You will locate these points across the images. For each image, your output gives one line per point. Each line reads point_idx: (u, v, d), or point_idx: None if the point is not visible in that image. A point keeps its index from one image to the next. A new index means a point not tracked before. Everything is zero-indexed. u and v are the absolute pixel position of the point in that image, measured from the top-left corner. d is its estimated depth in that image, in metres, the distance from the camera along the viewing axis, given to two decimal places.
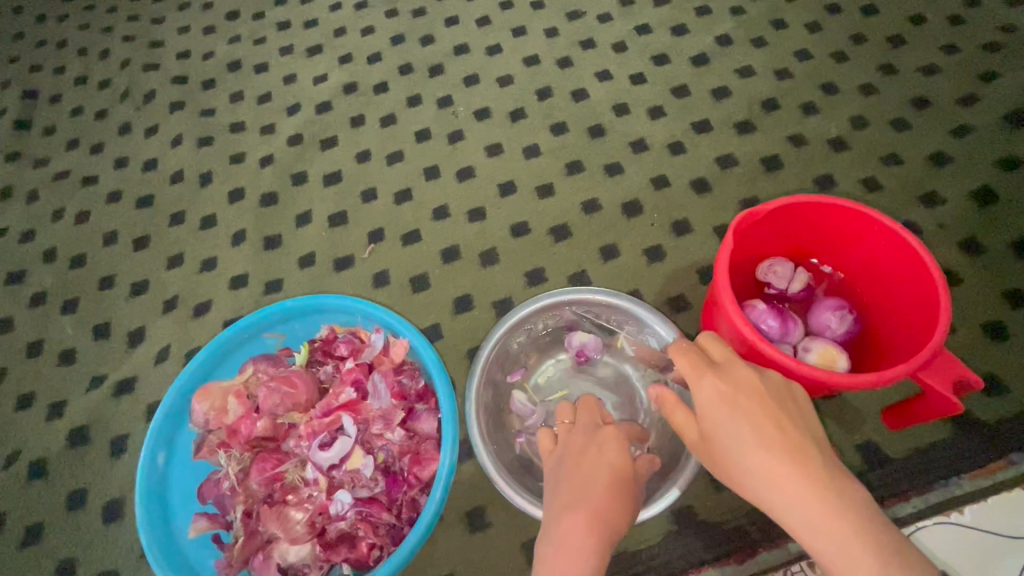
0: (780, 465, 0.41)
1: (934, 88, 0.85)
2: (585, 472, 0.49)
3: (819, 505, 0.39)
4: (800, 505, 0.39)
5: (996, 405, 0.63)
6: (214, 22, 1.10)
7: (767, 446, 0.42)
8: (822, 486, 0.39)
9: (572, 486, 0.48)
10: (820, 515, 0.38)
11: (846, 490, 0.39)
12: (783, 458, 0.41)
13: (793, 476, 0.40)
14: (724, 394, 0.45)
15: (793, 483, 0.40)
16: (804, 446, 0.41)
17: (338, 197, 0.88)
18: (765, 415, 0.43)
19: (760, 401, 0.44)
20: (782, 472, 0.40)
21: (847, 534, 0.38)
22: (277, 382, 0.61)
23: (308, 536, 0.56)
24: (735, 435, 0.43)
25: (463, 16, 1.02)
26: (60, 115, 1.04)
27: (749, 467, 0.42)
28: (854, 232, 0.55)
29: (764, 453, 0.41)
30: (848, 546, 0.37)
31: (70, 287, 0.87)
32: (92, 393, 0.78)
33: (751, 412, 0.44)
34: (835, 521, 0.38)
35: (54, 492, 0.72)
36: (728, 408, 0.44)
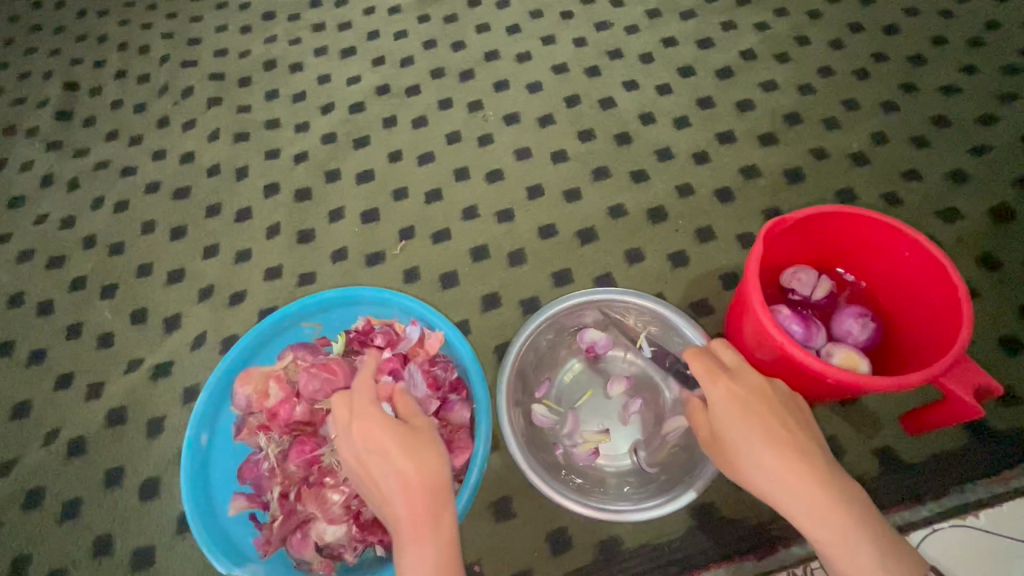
0: (790, 465, 0.45)
1: (953, 107, 0.87)
2: (388, 477, 0.47)
3: (822, 496, 0.44)
4: (807, 500, 0.44)
5: (1011, 415, 0.65)
6: (251, 22, 1.14)
7: (776, 445, 0.46)
8: (827, 484, 0.44)
9: (388, 488, 0.47)
10: (825, 507, 0.43)
11: (846, 487, 0.44)
12: (793, 458, 0.45)
13: (802, 475, 0.45)
14: (736, 394, 0.49)
15: (801, 481, 0.44)
16: (809, 447, 0.46)
17: (371, 194, 0.91)
18: (775, 417, 0.48)
19: (770, 403, 0.49)
20: (793, 470, 0.45)
21: (847, 523, 0.43)
22: (318, 368, 0.63)
23: (344, 517, 0.58)
24: (748, 436, 0.47)
25: (494, 23, 1.05)
26: (100, 107, 1.07)
27: (762, 464, 0.46)
28: (879, 242, 0.57)
29: (777, 453, 0.46)
30: (848, 534, 0.43)
31: (109, 273, 0.90)
32: (130, 376, 0.81)
33: (763, 415, 0.48)
34: (838, 512, 0.43)
35: (92, 469, 0.75)
36: (739, 409, 0.49)
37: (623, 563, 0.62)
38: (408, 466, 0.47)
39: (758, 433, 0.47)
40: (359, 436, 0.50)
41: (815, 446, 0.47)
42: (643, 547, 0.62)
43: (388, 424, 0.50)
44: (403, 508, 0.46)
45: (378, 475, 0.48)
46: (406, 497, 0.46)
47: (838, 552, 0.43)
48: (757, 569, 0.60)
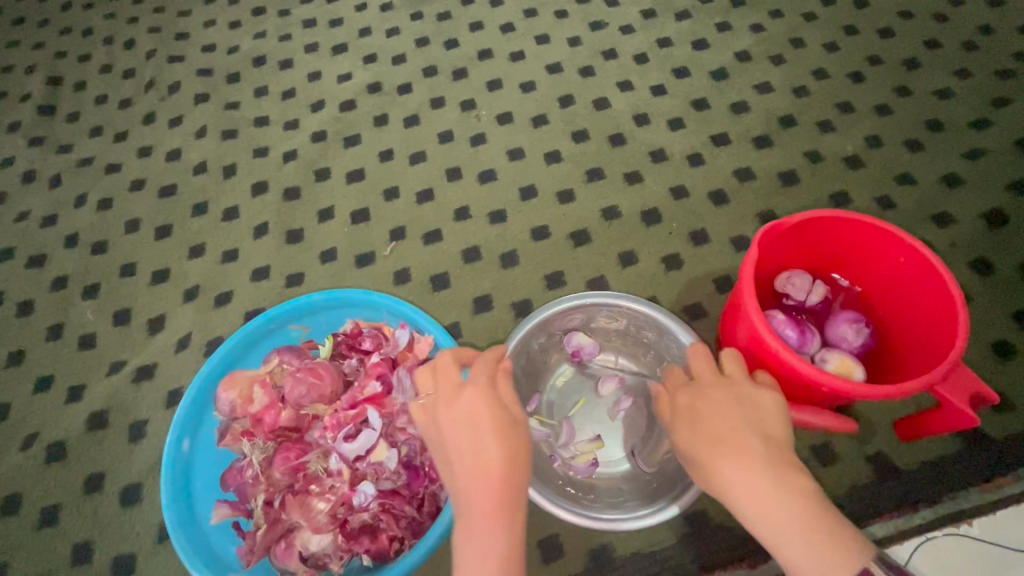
0: (727, 466, 0.44)
1: (947, 111, 0.87)
2: (471, 455, 0.45)
3: (761, 495, 0.42)
4: (751, 503, 0.43)
5: (1004, 421, 0.65)
6: (240, 17, 1.12)
7: (717, 449, 0.46)
8: (768, 483, 0.43)
9: (462, 466, 0.45)
10: (765, 506, 0.42)
11: (789, 484, 0.42)
12: (733, 462, 0.44)
13: (741, 478, 0.44)
14: (689, 402, 0.50)
15: (741, 485, 0.43)
16: (751, 446, 0.45)
17: (361, 194, 0.89)
18: (722, 417, 0.47)
19: (716, 408, 0.48)
20: (733, 474, 0.44)
21: (785, 521, 0.41)
22: (304, 373, 0.62)
23: (330, 526, 0.57)
24: (695, 444, 0.48)
25: (488, 22, 1.04)
26: (84, 102, 1.05)
27: (708, 469, 0.46)
28: (876, 247, 0.56)
29: (717, 458, 0.45)
30: (794, 532, 0.41)
31: (92, 273, 0.87)
32: (112, 378, 0.79)
33: (709, 419, 0.48)
34: (779, 510, 0.42)
35: (72, 474, 0.73)
36: (688, 420, 0.50)
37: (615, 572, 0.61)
38: (492, 447, 0.45)
39: (703, 439, 0.47)
40: (450, 414, 0.48)
41: (759, 442, 0.45)
42: (636, 555, 0.62)
43: (489, 404, 0.47)
44: (475, 490, 0.44)
45: (457, 454, 0.46)
46: (484, 480, 0.44)
47: (791, 554, 0.41)
48: None
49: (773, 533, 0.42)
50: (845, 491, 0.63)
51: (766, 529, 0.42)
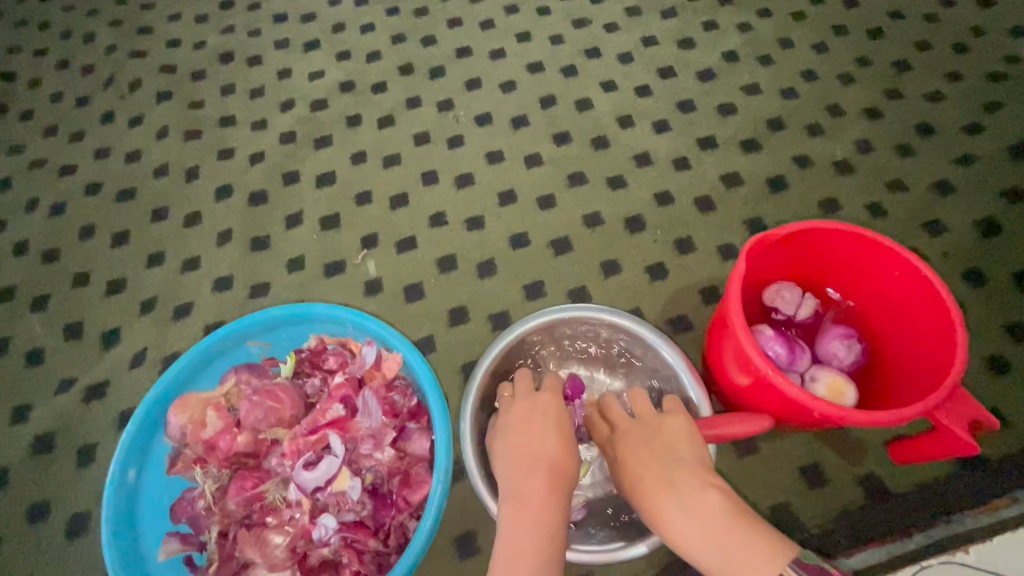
0: (642, 502, 0.46)
1: (938, 115, 0.85)
2: (542, 445, 0.49)
3: (670, 518, 0.43)
4: (671, 526, 0.42)
5: (998, 440, 0.62)
6: (207, 11, 1.06)
7: (635, 487, 0.47)
8: (676, 504, 0.43)
9: (532, 456, 0.48)
10: (676, 529, 0.42)
11: (699, 504, 0.42)
12: (650, 491, 0.45)
13: (660, 504, 0.44)
14: (615, 450, 0.52)
15: (661, 508, 0.44)
16: (658, 475, 0.46)
17: (332, 198, 0.85)
18: (640, 455, 0.49)
19: (633, 449, 0.50)
20: (653, 504, 0.44)
21: (692, 538, 0.41)
22: (262, 396, 0.58)
23: (288, 562, 0.53)
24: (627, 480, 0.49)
25: (467, 18, 1.00)
26: (39, 100, 0.99)
27: (640, 508, 0.47)
28: (870, 261, 0.53)
29: (637, 497, 0.47)
30: (702, 548, 0.40)
31: (42, 283, 0.82)
32: (61, 397, 0.73)
33: (635, 457, 0.49)
34: (686, 529, 0.41)
35: (15, 503, 0.68)
36: (616, 465, 0.51)
37: None
38: (554, 446, 0.49)
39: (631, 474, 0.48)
40: (522, 413, 0.54)
41: (671, 469, 0.46)
42: None
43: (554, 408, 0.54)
44: (541, 475, 0.47)
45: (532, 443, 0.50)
46: (548, 468, 0.47)
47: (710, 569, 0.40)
48: None
49: (699, 547, 0.40)
50: (836, 515, 0.60)
51: (694, 545, 0.41)
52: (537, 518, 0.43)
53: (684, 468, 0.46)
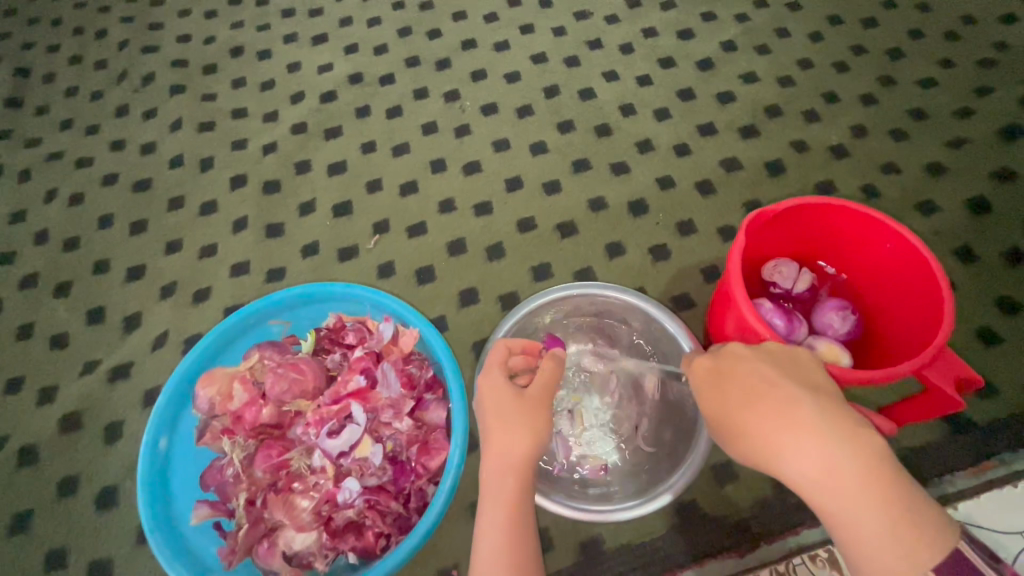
0: (789, 442, 0.41)
1: (930, 100, 0.88)
2: (510, 441, 0.48)
3: (831, 469, 0.39)
4: (816, 479, 0.39)
5: (988, 406, 0.65)
6: (217, 6, 1.08)
7: (778, 425, 0.41)
8: (844, 456, 0.39)
9: (501, 455, 0.47)
10: (832, 483, 0.39)
11: (870, 461, 0.39)
12: (803, 438, 0.40)
13: (813, 455, 0.40)
14: (733, 380, 0.45)
15: (810, 455, 0.40)
16: (813, 420, 0.41)
17: (344, 186, 0.88)
18: (784, 392, 0.43)
19: (765, 380, 0.44)
20: (804, 452, 0.40)
21: (858, 498, 0.38)
22: (285, 368, 0.60)
23: (314, 524, 0.56)
24: (745, 409, 0.43)
25: (471, 12, 1.02)
26: (54, 94, 1.01)
27: (769, 451, 0.41)
28: (863, 235, 0.56)
29: (780, 436, 0.41)
30: (861, 508, 0.38)
31: (63, 270, 0.85)
32: (86, 379, 0.76)
33: (762, 385, 0.44)
34: (849, 485, 0.39)
35: (45, 478, 0.70)
36: (733, 393, 0.45)
37: (606, 564, 0.60)
38: (526, 438, 0.48)
39: (755, 404, 0.43)
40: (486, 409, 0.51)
41: (817, 409, 0.41)
42: (627, 546, 0.61)
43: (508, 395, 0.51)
44: (507, 479, 0.46)
45: (501, 439, 0.48)
46: (513, 470, 0.47)
47: (861, 530, 0.38)
48: (740, 567, 0.59)
49: (846, 508, 0.38)
50: None
51: (839, 504, 0.39)
52: (507, 527, 0.44)
53: (836, 410, 0.41)
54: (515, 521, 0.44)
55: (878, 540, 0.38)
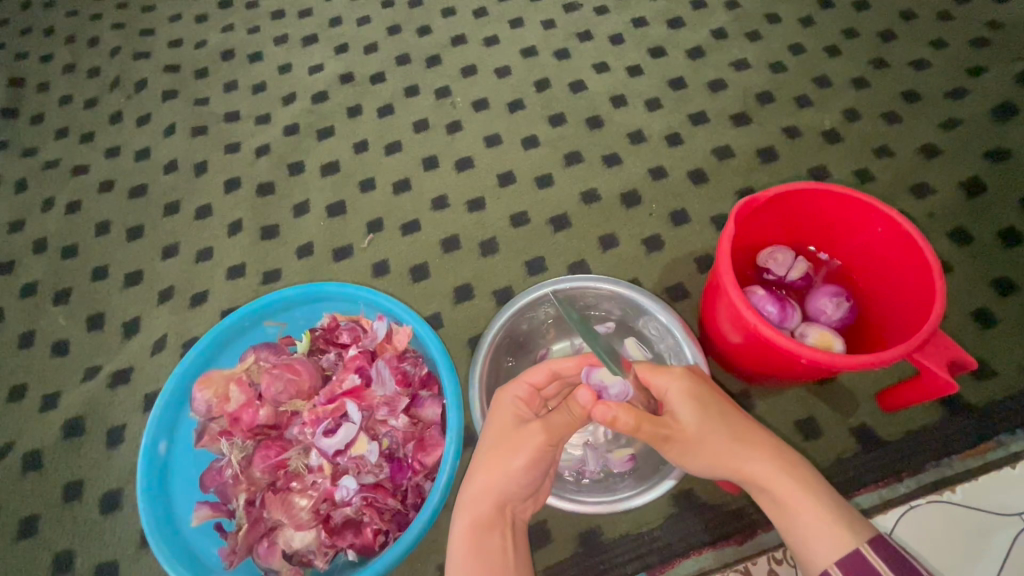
0: (745, 441, 0.50)
1: (923, 81, 0.87)
2: (500, 473, 0.52)
3: (775, 465, 0.48)
4: (763, 471, 0.48)
5: (984, 388, 0.65)
6: (206, 10, 1.09)
7: (732, 428, 0.50)
8: (780, 455, 0.49)
9: (487, 491, 0.52)
10: (778, 473, 0.48)
11: (795, 461, 0.49)
12: (750, 441, 0.50)
13: (760, 455, 0.49)
14: (689, 389, 0.52)
15: (750, 453, 0.49)
16: (752, 429, 0.51)
17: (337, 186, 0.88)
18: (727, 407, 0.52)
19: (713, 393, 0.52)
20: (754, 450, 0.49)
21: (798, 490, 0.47)
22: (280, 369, 0.61)
23: (312, 522, 0.56)
24: (705, 421, 0.50)
25: (460, 7, 1.02)
26: (49, 103, 1.02)
27: (728, 447, 0.49)
28: (853, 219, 0.56)
29: (736, 439, 0.50)
30: (802, 497, 0.47)
31: (62, 278, 0.85)
32: (87, 385, 0.77)
33: (713, 398, 0.52)
34: (790, 476, 0.48)
35: (50, 484, 0.71)
36: (695, 401, 0.51)
37: (605, 554, 0.61)
38: (521, 469, 0.52)
39: (714, 415, 0.51)
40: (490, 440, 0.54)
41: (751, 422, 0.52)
42: (625, 536, 0.61)
43: (511, 418, 0.55)
44: (492, 506, 0.52)
45: (496, 476, 0.52)
46: (498, 501, 0.52)
47: (800, 511, 0.46)
48: (738, 554, 0.60)
49: (788, 497, 0.47)
50: (829, 464, 0.63)
51: (782, 493, 0.47)
52: (474, 559, 0.49)
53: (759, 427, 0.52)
54: (485, 554, 0.50)
55: (824, 523, 0.45)
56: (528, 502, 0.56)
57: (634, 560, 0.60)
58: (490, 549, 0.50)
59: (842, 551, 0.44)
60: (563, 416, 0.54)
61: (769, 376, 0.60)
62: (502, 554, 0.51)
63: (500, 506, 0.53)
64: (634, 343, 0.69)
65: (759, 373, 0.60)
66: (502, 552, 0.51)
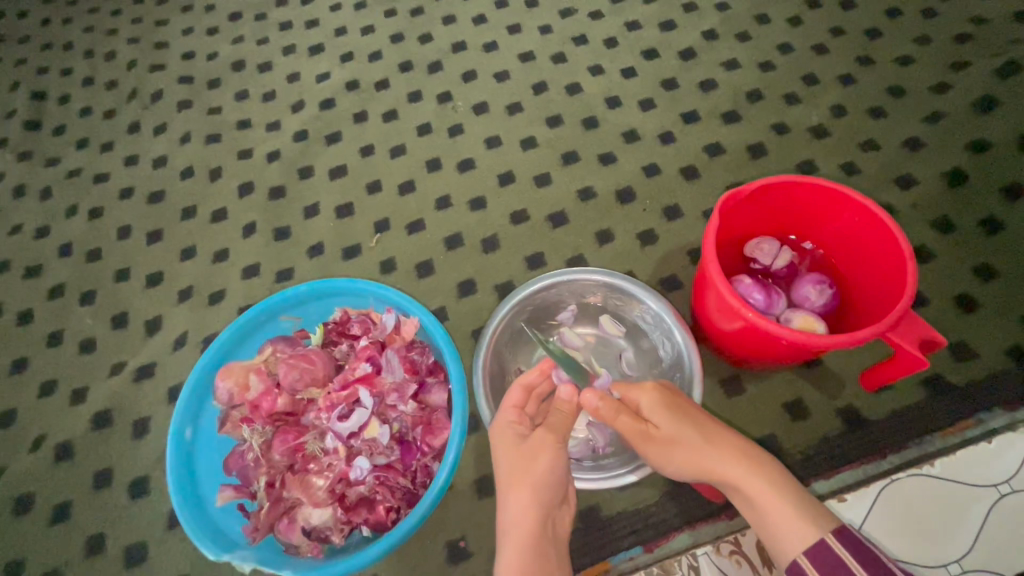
0: (715, 446, 0.54)
1: (907, 77, 0.90)
2: (529, 487, 0.56)
3: (742, 468, 0.53)
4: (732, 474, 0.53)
5: (964, 369, 0.68)
6: (218, 23, 1.13)
7: (704, 436, 0.55)
8: (748, 458, 0.53)
9: (524, 497, 0.56)
10: (745, 475, 0.52)
11: (763, 462, 0.53)
12: (720, 447, 0.54)
13: (728, 460, 0.53)
14: (664, 400, 0.57)
15: (721, 458, 0.54)
16: (723, 436, 0.55)
17: (345, 189, 0.92)
18: (701, 416, 0.57)
19: (687, 403, 0.58)
20: (724, 455, 0.54)
21: (764, 489, 0.51)
22: (296, 359, 0.65)
23: (329, 500, 0.60)
24: (678, 429, 0.55)
25: (460, 15, 1.06)
26: (70, 115, 1.07)
27: (699, 453, 0.54)
28: (833, 210, 0.59)
29: (707, 446, 0.54)
30: (770, 495, 0.51)
31: (87, 280, 0.90)
32: (113, 379, 0.82)
33: (687, 409, 0.57)
34: (756, 477, 0.52)
35: (81, 473, 0.76)
36: (668, 412, 0.56)
37: (604, 530, 0.64)
38: (547, 471, 0.57)
39: (684, 422, 0.56)
40: (506, 454, 0.59)
41: (724, 429, 0.56)
42: (622, 513, 0.65)
43: (510, 429, 0.60)
44: (534, 511, 0.56)
45: (526, 480, 0.57)
46: (539, 507, 0.56)
47: (768, 509, 0.50)
48: (730, 528, 0.63)
49: (756, 496, 0.51)
50: (817, 443, 0.66)
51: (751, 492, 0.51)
52: (532, 565, 0.53)
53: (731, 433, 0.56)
54: (535, 551, 0.54)
55: (790, 517, 0.49)
56: (563, 506, 0.60)
57: (631, 535, 0.64)
58: (539, 548, 0.54)
59: (807, 543, 0.47)
60: (558, 415, 0.61)
61: (756, 360, 0.63)
62: (550, 551, 0.55)
63: (542, 511, 0.57)
64: (610, 321, 0.74)
65: (746, 357, 0.63)
66: (548, 551, 0.55)
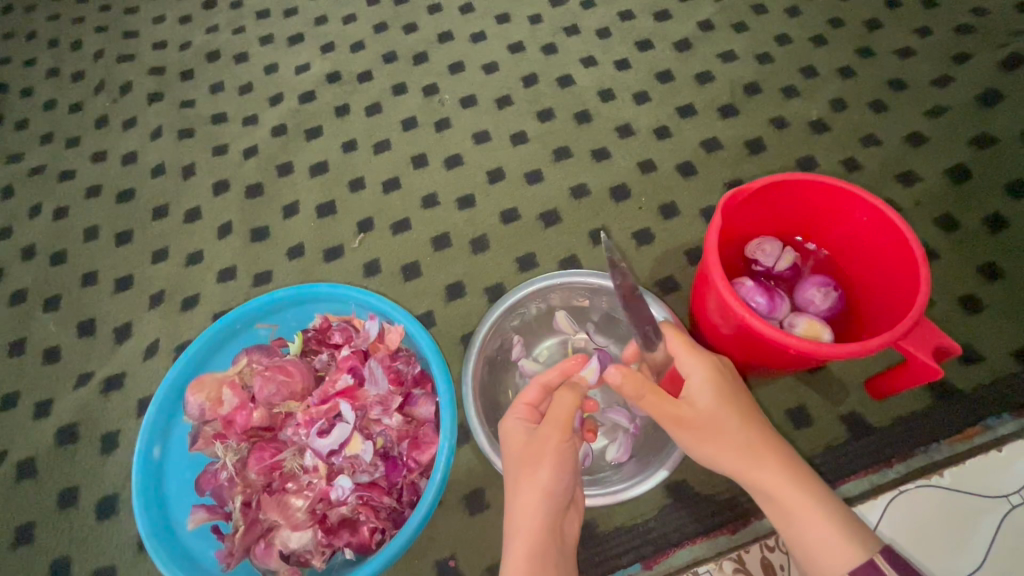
0: (761, 442, 0.47)
1: (909, 70, 0.87)
2: (535, 487, 0.50)
3: (784, 472, 0.46)
4: (770, 477, 0.46)
5: (971, 373, 0.66)
6: (191, 11, 1.08)
7: (750, 428, 0.48)
8: (792, 465, 0.47)
9: (528, 509, 0.49)
10: (788, 481, 0.46)
11: (806, 471, 0.47)
12: (762, 447, 0.47)
13: (771, 462, 0.47)
14: (715, 385, 0.50)
15: (763, 459, 0.47)
16: (767, 435, 0.48)
17: (327, 186, 0.87)
18: (746, 409, 0.49)
19: (739, 392, 0.51)
20: (766, 458, 0.47)
21: (807, 497, 0.45)
22: (272, 370, 0.61)
23: (308, 522, 0.57)
24: (723, 418, 0.48)
25: (446, 4, 1.02)
26: (33, 108, 1.01)
27: (739, 449, 0.47)
28: (839, 209, 0.57)
29: (750, 442, 0.47)
30: (811, 507, 0.45)
31: (52, 284, 0.85)
32: (80, 391, 0.77)
33: (736, 397, 0.50)
34: (798, 485, 0.46)
35: (45, 492, 0.71)
36: (720, 396, 0.49)
37: (601, 546, 0.61)
38: (550, 476, 0.50)
39: (732, 411, 0.49)
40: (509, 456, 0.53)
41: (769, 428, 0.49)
42: (620, 527, 0.62)
43: (515, 434, 0.54)
44: (541, 522, 0.49)
45: (530, 493, 0.50)
46: (543, 520, 0.49)
47: (806, 521, 0.45)
48: (731, 543, 0.60)
49: (797, 507, 0.45)
50: (819, 451, 0.64)
51: (790, 499, 0.45)
52: None
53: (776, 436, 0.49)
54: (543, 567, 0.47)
55: (832, 533, 0.44)
56: (570, 511, 0.54)
57: (630, 551, 0.61)
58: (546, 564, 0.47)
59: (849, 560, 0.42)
60: (562, 408, 0.52)
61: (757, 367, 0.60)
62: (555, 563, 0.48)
63: (549, 523, 0.50)
64: (565, 317, 0.69)
65: (749, 363, 0.60)
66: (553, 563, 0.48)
